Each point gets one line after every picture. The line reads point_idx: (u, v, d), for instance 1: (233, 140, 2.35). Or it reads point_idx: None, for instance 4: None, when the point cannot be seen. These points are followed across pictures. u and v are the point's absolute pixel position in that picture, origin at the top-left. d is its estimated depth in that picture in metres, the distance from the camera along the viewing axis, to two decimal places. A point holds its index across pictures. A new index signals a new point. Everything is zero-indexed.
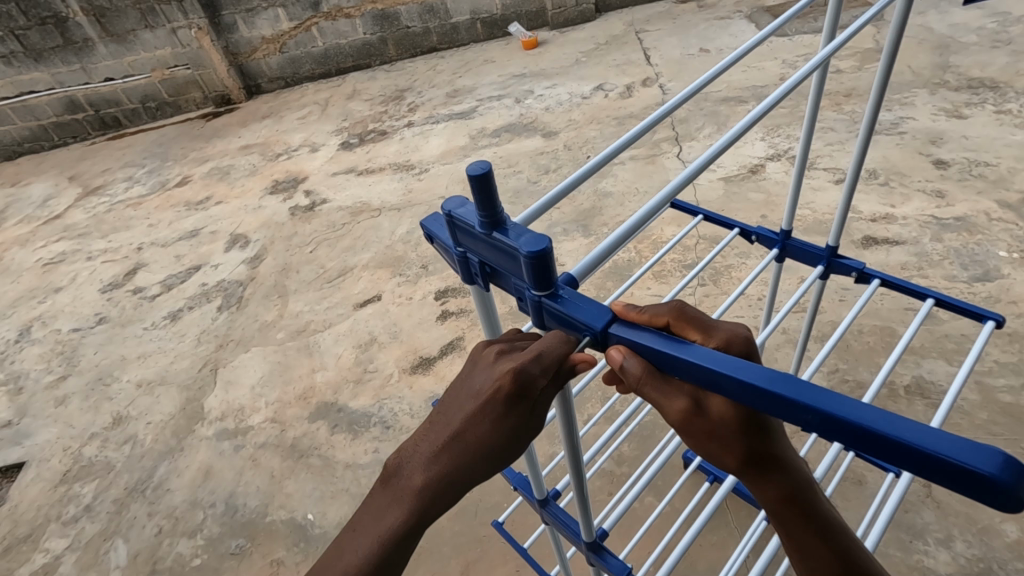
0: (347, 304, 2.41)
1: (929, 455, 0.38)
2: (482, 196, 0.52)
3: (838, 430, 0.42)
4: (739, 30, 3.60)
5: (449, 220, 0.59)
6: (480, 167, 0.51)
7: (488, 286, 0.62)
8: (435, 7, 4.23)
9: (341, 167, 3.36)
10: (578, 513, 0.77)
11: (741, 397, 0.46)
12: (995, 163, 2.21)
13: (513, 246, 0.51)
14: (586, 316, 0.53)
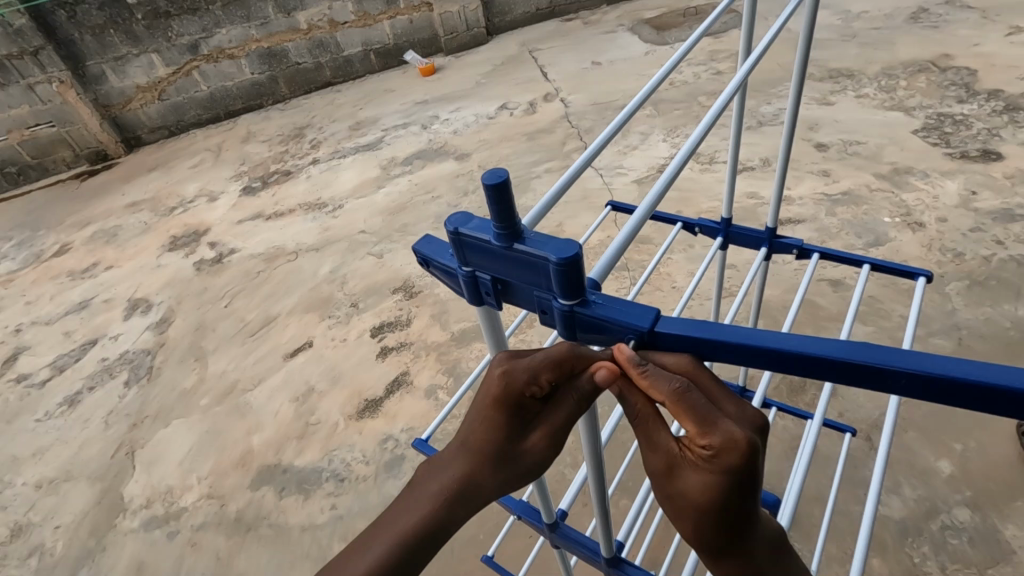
0: (276, 356, 2.25)
1: (1003, 390, 0.44)
2: (502, 206, 0.48)
3: (916, 384, 0.46)
4: (624, 42, 3.81)
5: (456, 238, 0.54)
6: (496, 175, 0.48)
7: (500, 305, 0.57)
8: (325, 42, 4.14)
9: (246, 214, 3.17)
10: (600, 522, 0.73)
11: (811, 372, 0.50)
12: (865, 141, 2.47)
13: (542, 254, 0.48)
14: (633, 318, 0.51)
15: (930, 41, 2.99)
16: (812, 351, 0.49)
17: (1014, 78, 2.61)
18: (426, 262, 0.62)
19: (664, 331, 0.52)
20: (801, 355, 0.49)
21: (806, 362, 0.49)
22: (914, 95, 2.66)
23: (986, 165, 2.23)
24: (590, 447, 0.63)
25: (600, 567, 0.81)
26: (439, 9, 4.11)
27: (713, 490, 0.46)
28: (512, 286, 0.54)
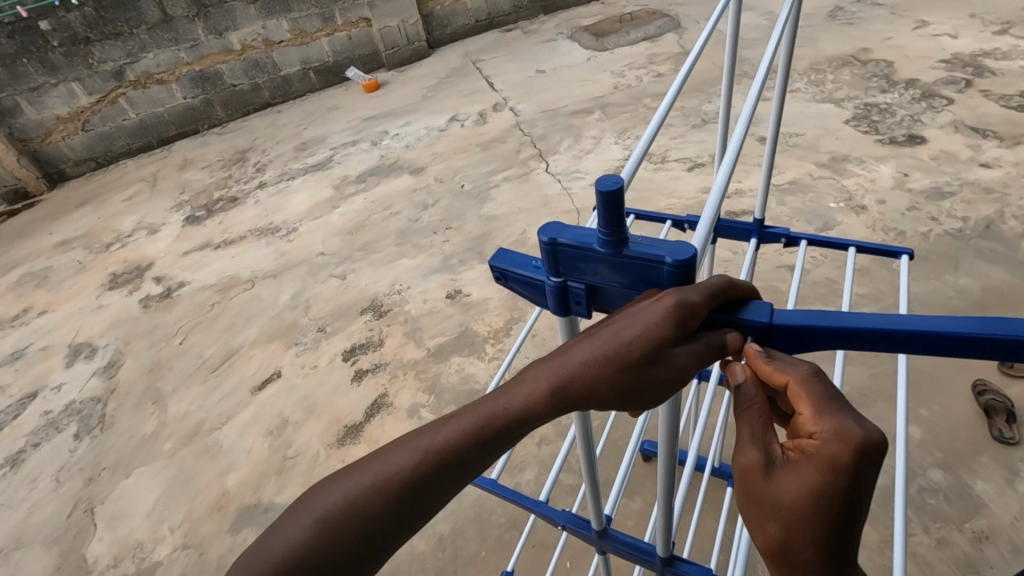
0: (243, 390, 2.15)
1: None
2: (617, 214, 0.47)
3: None
4: (565, 49, 3.89)
5: (550, 249, 0.53)
6: (609, 182, 0.47)
7: (589, 313, 0.58)
8: (261, 62, 4.01)
9: (193, 244, 3.02)
10: (663, 519, 0.74)
11: (934, 350, 0.50)
12: (803, 132, 2.62)
13: (660, 258, 0.49)
14: (752, 314, 0.53)
15: (850, 37, 3.20)
16: (958, 330, 0.48)
17: (927, 67, 2.83)
18: (500, 276, 0.61)
19: (784, 323, 0.53)
20: (943, 336, 0.49)
21: (948, 344, 0.49)
22: (842, 88, 2.84)
23: (913, 148, 2.40)
24: (667, 441, 0.63)
25: (653, 565, 0.83)
26: (378, 24, 4.07)
27: (817, 485, 0.46)
28: (609, 291, 0.55)
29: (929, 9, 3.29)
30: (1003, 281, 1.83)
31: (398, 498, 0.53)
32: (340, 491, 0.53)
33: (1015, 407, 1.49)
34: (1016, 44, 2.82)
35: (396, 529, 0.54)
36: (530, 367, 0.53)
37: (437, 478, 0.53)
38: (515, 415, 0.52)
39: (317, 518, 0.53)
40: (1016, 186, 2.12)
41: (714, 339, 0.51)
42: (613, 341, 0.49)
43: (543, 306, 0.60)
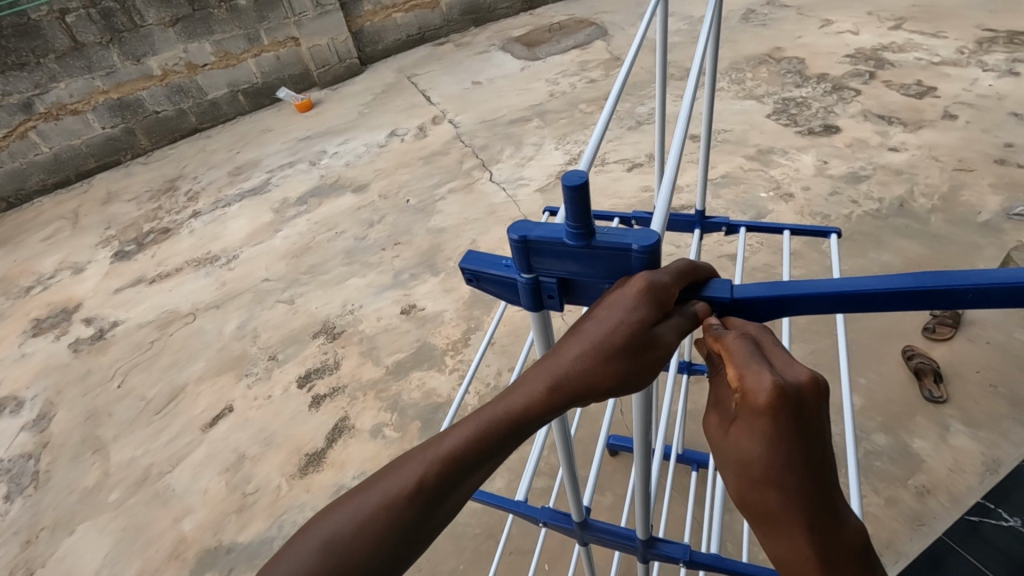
0: (193, 428, 2.05)
1: None
2: (585, 207, 0.49)
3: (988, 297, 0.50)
4: (498, 60, 3.94)
5: (521, 246, 0.54)
6: (575, 177, 0.49)
7: (562, 307, 0.59)
8: (185, 87, 3.86)
9: (125, 281, 2.85)
10: (642, 503, 0.76)
11: (886, 306, 0.53)
12: (730, 128, 2.76)
13: (627, 245, 0.51)
14: (714, 291, 0.56)
15: (764, 37, 3.41)
16: (896, 286, 0.51)
17: (835, 62, 3.04)
18: (471, 277, 0.61)
19: (745, 297, 0.56)
20: (882, 294, 0.52)
21: (892, 300, 0.52)
22: (761, 85, 3.01)
23: (830, 137, 2.57)
24: (644, 429, 0.65)
25: (636, 550, 0.85)
26: (307, 42, 4.00)
27: (756, 430, 0.49)
28: (581, 283, 0.56)
29: (831, 8, 3.54)
30: (919, 253, 1.98)
31: (409, 510, 0.51)
32: (346, 512, 0.52)
33: (940, 368, 1.62)
34: (910, 38, 3.08)
35: (408, 545, 0.52)
36: (524, 371, 0.54)
37: (445, 486, 0.52)
38: (516, 413, 0.53)
39: (324, 542, 0.50)
40: (922, 167, 2.31)
41: (688, 311, 0.54)
42: (605, 328, 0.51)
43: (517, 303, 0.61)
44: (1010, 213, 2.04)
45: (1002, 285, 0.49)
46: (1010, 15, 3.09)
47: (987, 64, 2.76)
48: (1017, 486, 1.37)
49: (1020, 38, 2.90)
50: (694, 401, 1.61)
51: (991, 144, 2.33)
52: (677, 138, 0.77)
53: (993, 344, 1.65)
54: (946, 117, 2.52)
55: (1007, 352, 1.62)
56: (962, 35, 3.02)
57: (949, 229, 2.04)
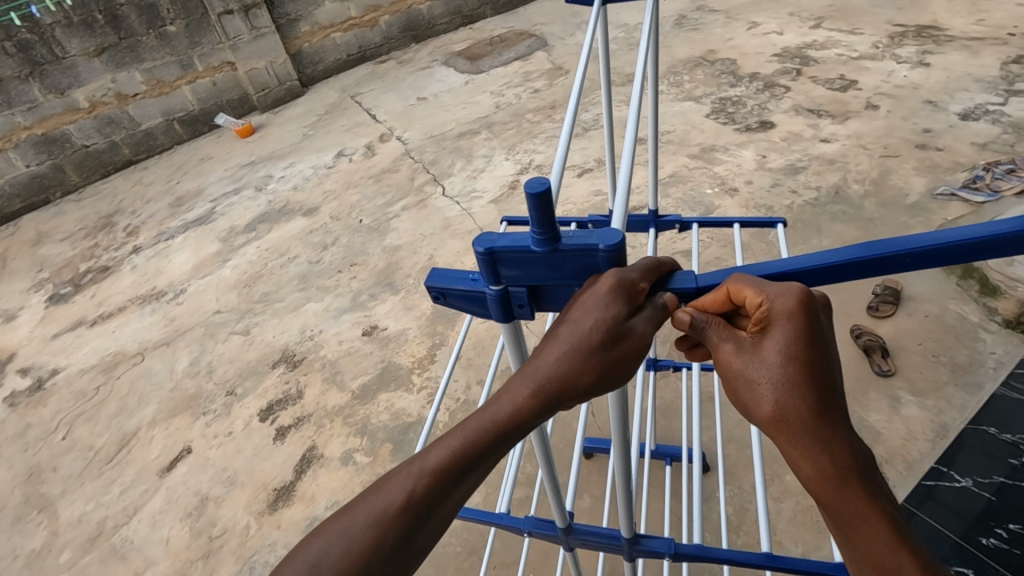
0: (149, 475, 1.94)
1: (1003, 237, 0.49)
2: (547, 212, 0.50)
3: (936, 257, 0.52)
4: (441, 75, 3.95)
5: (488, 258, 0.54)
6: (536, 184, 0.49)
7: (533, 314, 0.59)
8: (115, 118, 3.69)
9: (62, 325, 2.69)
10: (625, 503, 0.77)
11: (844, 276, 0.55)
12: (673, 129, 2.85)
13: (592, 246, 0.52)
14: (678, 283, 0.58)
15: (696, 41, 3.55)
16: (840, 259, 0.54)
17: (764, 61, 3.19)
18: (437, 295, 0.61)
19: (708, 284, 0.58)
20: (824, 268, 0.55)
21: (836, 272, 0.55)
22: (698, 86, 3.13)
23: (766, 132, 2.69)
24: (623, 428, 0.67)
25: (622, 549, 0.85)
26: (243, 67, 3.90)
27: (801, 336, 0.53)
28: (550, 288, 0.57)
29: (756, 11, 3.72)
30: (857, 237, 2.09)
31: (399, 530, 0.50)
32: (332, 535, 0.50)
33: (887, 344, 1.71)
34: (829, 36, 3.27)
35: (399, 563, 0.51)
36: (505, 379, 0.54)
37: (435, 503, 0.51)
38: (502, 423, 0.52)
39: (311, 565, 0.49)
40: (853, 155, 2.44)
41: (658, 303, 0.56)
42: (591, 322, 0.51)
43: (486, 316, 0.61)
44: (935, 193, 2.17)
45: (931, 247, 0.51)
46: (915, 10, 3.32)
47: (900, 57, 2.96)
48: (965, 447, 1.45)
49: (926, 31, 3.13)
50: (662, 396, 1.64)
51: (911, 130, 2.49)
52: (627, 144, 0.79)
53: (931, 317, 1.75)
54: (869, 108, 2.68)
55: (944, 323, 1.73)
56: (875, 31, 3.22)
57: (881, 212, 2.16)
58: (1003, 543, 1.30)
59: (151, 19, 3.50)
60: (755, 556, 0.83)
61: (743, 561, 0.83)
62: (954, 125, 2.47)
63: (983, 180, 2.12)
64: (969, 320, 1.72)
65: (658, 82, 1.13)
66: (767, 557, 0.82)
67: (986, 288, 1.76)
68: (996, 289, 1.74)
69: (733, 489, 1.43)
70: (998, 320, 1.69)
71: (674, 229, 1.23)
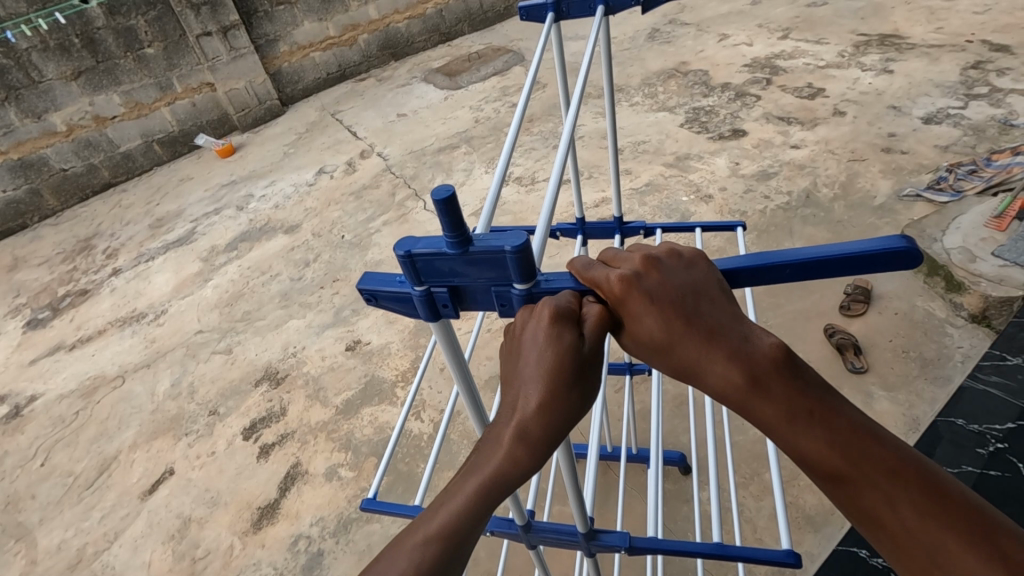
0: (130, 499, 1.91)
1: (868, 255, 0.52)
2: (455, 215, 0.51)
3: (812, 270, 0.54)
4: (421, 92, 3.99)
5: (407, 261, 0.56)
6: (444, 190, 0.51)
7: (458, 315, 0.60)
8: (94, 141, 3.67)
9: (41, 350, 2.65)
10: (575, 503, 0.76)
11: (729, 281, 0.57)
12: (649, 139, 2.91)
13: (498, 247, 0.52)
14: None
15: (668, 53, 3.63)
16: (727, 267, 0.56)
17: (735, 72, 3.28)
18: (369, 297, 0.63)
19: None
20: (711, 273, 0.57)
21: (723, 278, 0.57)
22: (672, 97, 3.20)
23: (739, 140, 2.76)
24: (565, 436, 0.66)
25: (579, 545, 0.84)
26: (223, 87, 3.92)
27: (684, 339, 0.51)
28: (469, 289, 0.58)
29: (726, 23, 3.83)
30: (826, 238, 2.15)
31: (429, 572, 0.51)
32: None
33: (858, 341, 1.75)
34: (797, 45, 3.37)
35: None
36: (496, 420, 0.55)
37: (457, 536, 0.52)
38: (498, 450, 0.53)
39: None
40: (821, 160, 2.51)
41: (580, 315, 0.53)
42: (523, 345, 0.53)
43: (417, 317, 0.63)
44: (901, 194, 2.24)
45: (809, 260, 0.53)
46: (878, 20, 3.44)
47: (865, 64, 3.06)
48: (940, 439, 1.46)
49: (890, 40, 3.24)
50: (641, 400, 1.66)
51: (877, 134, 2.57)
52: (562, 152, 0.81)
53: (901, 313, 1.80)
54: (836, 114, 2.76)
55: (912, 320, 1.78)
56: (841, 40, 3.33)
57: (850, 214, 2.22)
58: None
59: (128, 42, 3.51)
60: (705, 545, 0.84)
61: (695, 551, 0.84)
62: (917, 129, 2.56)
63: (947, 181, 2.19)
64: (936, 316, 1.77)
65: (615, 90, 1.14)
66: (716, 546, 0.83)
67: (950, 284, 1.79)
68: (961, 285, 1.76)
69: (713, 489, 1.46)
70: (965, 315, 1.74)
71: (639, 236, 1.25)
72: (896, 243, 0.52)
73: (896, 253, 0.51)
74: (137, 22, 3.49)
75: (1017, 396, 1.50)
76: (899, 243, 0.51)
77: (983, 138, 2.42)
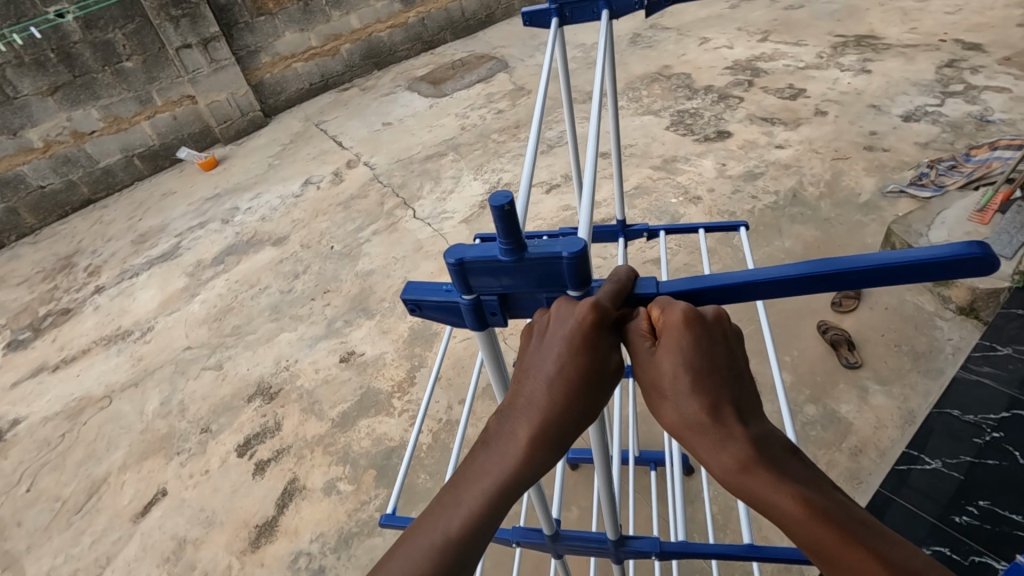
0: (121, 522, 1.86)
1: (942, 262, 0.51)
2: (512, 224, 0.51)
3: (881, 277, 0.54)
4: (405, 100, 3.99)
5: (458, 269, 0.56)
6: (501, 199, 0.51)
7: (506, 321, 0.61)
8: (73, 157, 3.61)
9: (22, 372, 2.58)
10: (608, 506, 0.77)
11: (790, 289, 0.57)
12: (635, 143, 2.93)
13: (555, 252, 0.53)
14: (642, 288, 0.58)
15: (651, 58, 3.67)
16: (788, 275, 0.56)
17: (717, 74, 3.32)
18: (414, 306, 0.62)
19: (669, 291, 0.58)
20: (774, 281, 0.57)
21: (784, 284, 0.57)
22: (657, 100, 3.23)
23: (724, 142, 2.79)
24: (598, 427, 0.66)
25: (608, 552, 0.85)
26: (204, 99, 3.87)
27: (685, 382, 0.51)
28: (518, 295, 0.58)
29: (705, 28, 3.88)
30: (815, 236, 2.18)
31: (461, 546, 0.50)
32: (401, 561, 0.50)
33: (852, 337, 1.77)
34: (777, 48, 3.43)
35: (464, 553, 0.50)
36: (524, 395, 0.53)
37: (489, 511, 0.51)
38: (539, 426, 0.52)
39: None
40: (806, 159, 2.55)
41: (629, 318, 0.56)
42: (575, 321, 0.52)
43: (461, 325, 0.63)
44: (886, 191, 2.28)
45: (881, 266, 0.53)
46: (853, 22, 3.52)
47: (844, 65, 3.13)
48: (932, 431, 1.49)
49: (866, 40, 3.31)
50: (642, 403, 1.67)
51: (859, 133, 2.62)
52: (590, 153, 0.82)
53: (891, 308, 1.83)
54: (818, 114, 2.81)
55: (903, 314, 1.80)
56: (819, 42, 3.39)
57: (837, 212, 2.25)
58: (975, 520, 1.31)
59: (106, 56, 3.46)
60: (735, 547, 0.84)
61: (726, 553, 0.84)
62: (897, 127, 2.61)
63: (929, 177, 2.24)
64: (925, 310, 1.80)
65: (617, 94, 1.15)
66: (748, 547, 0.83)
67: None
68: (948, 279, 1.79)
69: (718, 489, 1.46)
70: (953, 308, 1.78)
71: (641, 237, 1.26)
72: (965, 249, 0.51)
73: (965, 258, 0.51)
74: (115, 36, 3.44)
75: (1008, 384, 1.54)
76: (971, 249, 0.51)
77: (961, 135, 2.48)
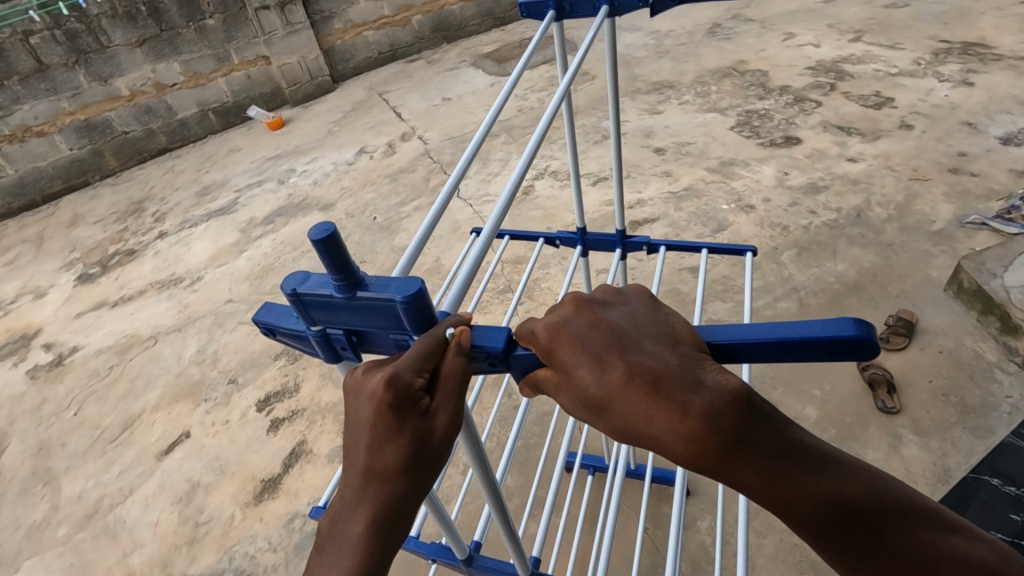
0: (146, 458, 1.99)
1: (820, 340, 0.46)
2: (335, 259, 0.48)
3: (760, 350, 0.48)
4: (468, 77, 3.95)
5: (295, 300, 0.54)
6: (321, 230, 0.48)
7: (359, 356, 0.58)
8: (153, 107, 3.82)
9: (85, 305, 2.79)
10: (509, 546, 0.75)
11: None
12: (693, 141, 2.78)
13: (385, 295, 0.49)
14: (484, 340, 0.53)
15: (726, 51, 3.46)
16: None
17: (795, 74, 3.09)
18: (269, 330, 0.61)
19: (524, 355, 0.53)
20: None
21: None
22: (724, 98, 3.05)
23: (790, 148, 2.60)
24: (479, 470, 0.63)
25: None
26: (277, 61, 3.99)
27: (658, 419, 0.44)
28: (365, 332, 0.55)
29: (792, 22, 3.61)
30: (872, 262, 2.00)
31: None
32: None
33: (894, 377, 1.62)
34: (868, 50, 3.14)
35: None
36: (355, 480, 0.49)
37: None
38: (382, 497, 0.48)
39: None
40: (878, 176, 2.33)
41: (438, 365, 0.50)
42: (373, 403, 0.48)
43: (318, 354, 0.61)
44: (964, 221, 2.05)
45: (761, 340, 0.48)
46: (963, 27, 3.16)
47: (943, 74, 2.82)
48: (971, 497, 1.35)
49: (974, 49, 2.97)
50: None
51: (944, 152, 2.37)
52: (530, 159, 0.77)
53: (945, 352, 1.66)
54: (902, 127, 2.56)
55: (958, 360, 1.63)
56: (918, 46, 3.08)
57: (903, 237, 2.06)
58: None
59: (190, 13, 3.61)
60: None
61: None
62: (992, 150, 2.34)
63: (1018, 211, 2.00)
64: (985, 359, 1.63)
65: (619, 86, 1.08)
66: None
67: (1007, 326, 1.63)
68: (1017, 328, 1.60)
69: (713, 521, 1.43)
70: (1018, 362, 1.59)
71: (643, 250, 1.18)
72: (845, 330, 0.46)
73: (844, 340, 0.45)
74: None
75: None
76: (851, 328, 0.46)
77: None
